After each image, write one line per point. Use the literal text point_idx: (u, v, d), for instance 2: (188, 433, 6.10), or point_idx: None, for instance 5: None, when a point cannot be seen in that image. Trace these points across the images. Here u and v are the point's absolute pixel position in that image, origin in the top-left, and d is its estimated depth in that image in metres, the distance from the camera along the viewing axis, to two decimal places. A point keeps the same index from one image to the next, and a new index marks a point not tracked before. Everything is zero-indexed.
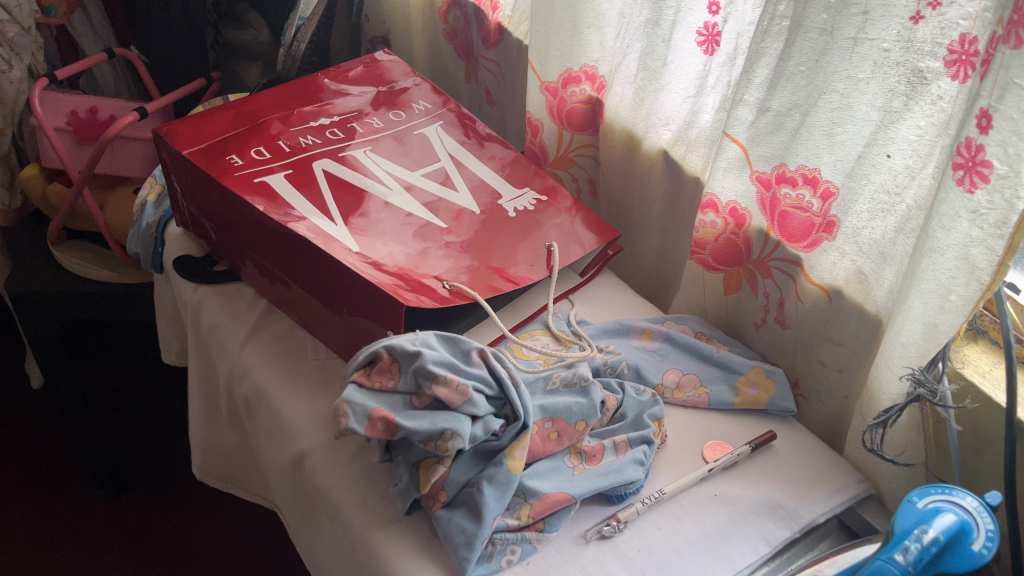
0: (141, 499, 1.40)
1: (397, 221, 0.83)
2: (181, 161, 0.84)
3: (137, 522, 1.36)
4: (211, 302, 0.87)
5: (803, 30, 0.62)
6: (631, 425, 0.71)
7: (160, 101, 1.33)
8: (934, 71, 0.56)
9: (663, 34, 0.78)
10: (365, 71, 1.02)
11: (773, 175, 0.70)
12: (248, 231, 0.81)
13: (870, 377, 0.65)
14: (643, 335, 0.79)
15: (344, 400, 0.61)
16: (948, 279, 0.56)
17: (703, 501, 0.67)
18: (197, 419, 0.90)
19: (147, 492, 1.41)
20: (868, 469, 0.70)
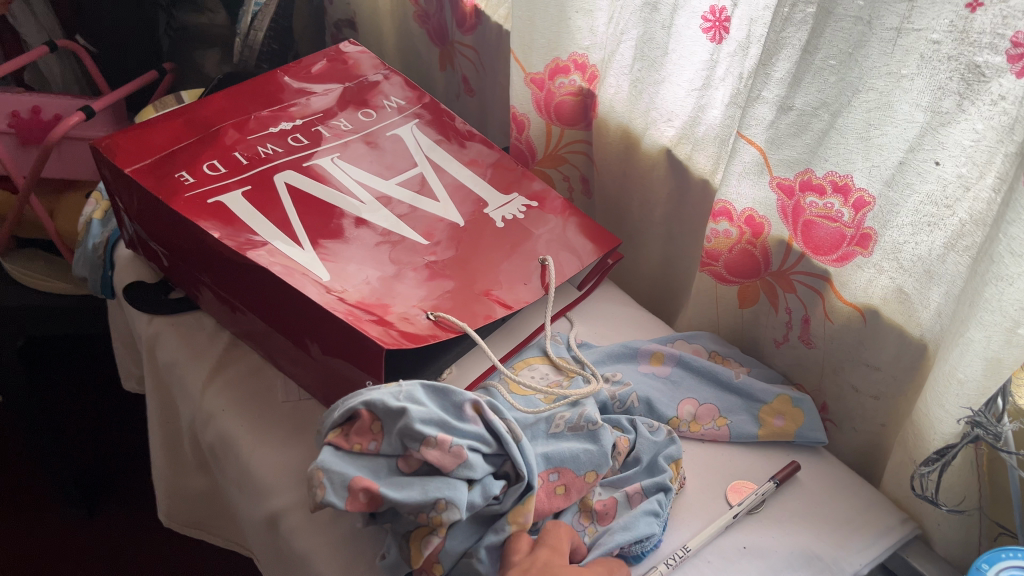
0: (116, 520, 1.31)
1: (373, 240, 0.74)
2: (124, 180, 0.75)
3: (114, 542, 1.28)
4: (168, 336, 0.78)
5: (833, 19, 0.54)
6: (646, 471, 0.63)
7: (111, 98, 1.22)
8: (994, 66, 0.48)
9: (664, 20, 0.69)
10: (329, 65, 0.92)
11: (797, 182, 0.62)
12: (204, 259, 0.72)
13: (915, 411, 0.57)
14: (653, 358, 0.72)
15: (320, 468, 0.52)
16: (1017, 310, 0.48)
17: (731, 555, 0.59)
18: (159, 463, 0.81)
19: (122, 510, 1.33)
20: (912, 507, 0.63)
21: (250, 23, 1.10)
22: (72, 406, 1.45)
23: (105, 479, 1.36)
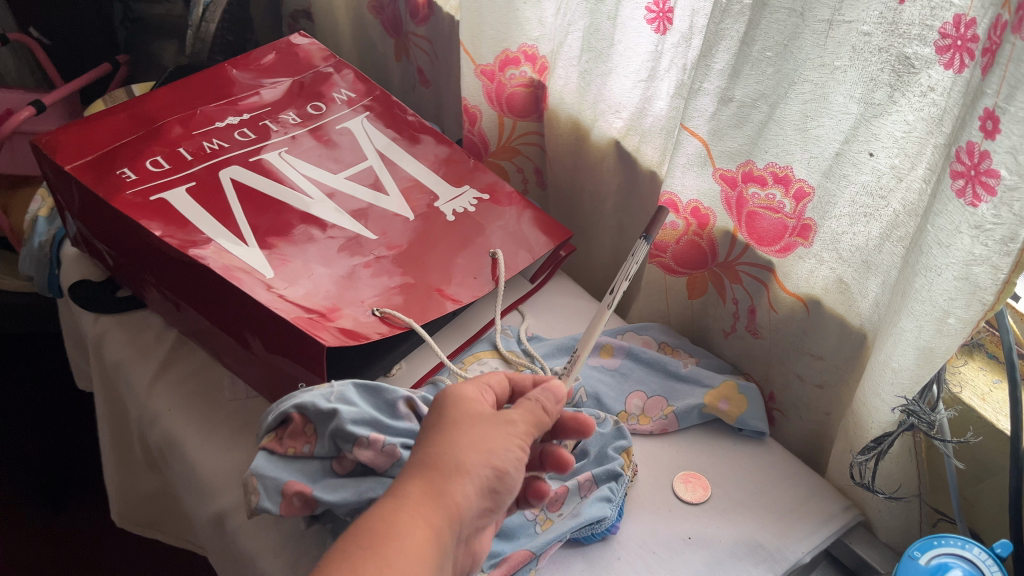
0: (83, 514, 1.26)
1: (319, 236, 0.73)
2: (65, 178, 0.73)
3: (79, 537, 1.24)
4: (114, 336, 0.77)
5: (768, 11, 0.54)
6: (595, 463, 0.64)
7: (60, 91, 1.23)
8: (924, 58, 0.48)
9: (609, 11, 0.69)
10: (278, 58, 0.91)
11: (739, 173, 0.62)
12: (147, 258, 0.71)
13: (855, 400, 0.58)
14: (602, 351, 0.72)
15: (253, 475, 0.52)
16: (946, 301, 0.48)
17: (676, 546, 0.60)
18: (108, 464, 0.81)
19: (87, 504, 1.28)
20: (855, 494, 0.64)
21: (202, 15, 1.08)
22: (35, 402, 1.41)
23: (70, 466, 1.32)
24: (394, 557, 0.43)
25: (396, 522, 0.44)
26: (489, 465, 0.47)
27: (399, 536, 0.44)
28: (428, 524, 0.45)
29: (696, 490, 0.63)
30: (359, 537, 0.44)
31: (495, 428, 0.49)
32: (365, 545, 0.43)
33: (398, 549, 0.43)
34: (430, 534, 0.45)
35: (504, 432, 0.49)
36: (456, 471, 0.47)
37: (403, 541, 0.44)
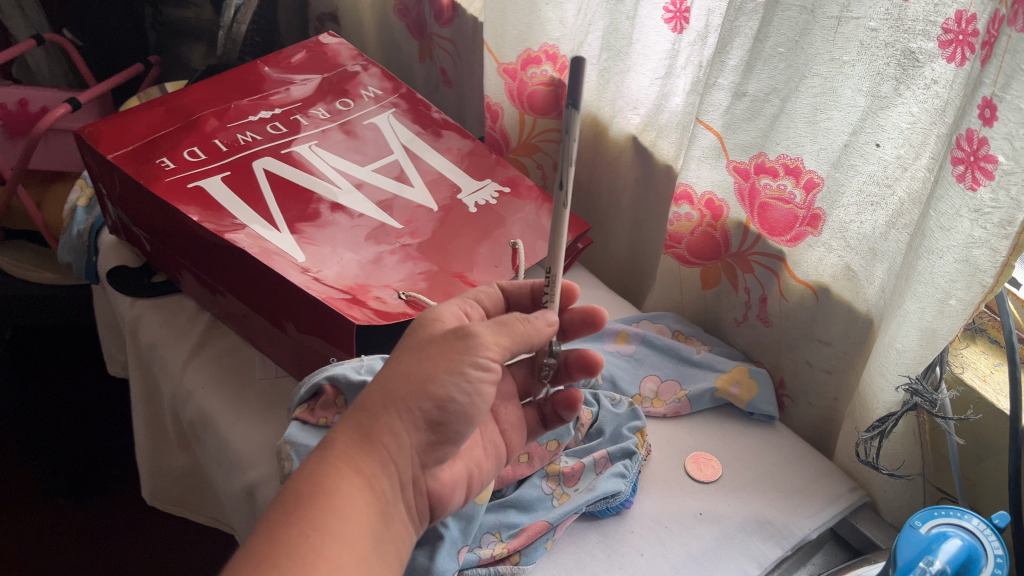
0: (105, 504, 1.33)
1: (347, 224, 0.76)
2: (107, 167, 0.77)
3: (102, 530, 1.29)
4: (149, 319, 0.80)
5: (780, 8, 0.56)
6: (609, 441, 0.66)
7: (94, 90, 1.25)
8: (927, 52, 0.51)
9: (628, 11, 0.72)
10: (308, 56, 0.94)
11: (752, 165, 0.65)
12: (184, 242, 0.75)
13: (861, 382, 0.60)
14: (617, 337, 0.74)
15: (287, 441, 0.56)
16: (948, 282, 0.51)
17: (688, 521, 0.63)
18: (141, 443, 0.85)
19: (109, 498, 1.33)
20: (861, 476, 0.66)
21: (234, 16, 1.10)
22: (60, 396, 1.46)
23: (92, 460, 1.37)
24: (325, 505, 0.45)
25: (328, 468, 0.47)
26: (421, 397, 0.48)
27: (329, 483, 0.46)
28: (358, 469, 0.47)
29: (708, 469, 0.66)
30: (292, 485, 0.46)
31: (439, 355, 0.49)
32: (297, 492, 0.46)
33: (329, 496, 0.46)
34: (359, 478, 0.47)
35: (446, 359, 0.49)
36: (386, 410, 0.48)
37: (334, 487, 0.46)
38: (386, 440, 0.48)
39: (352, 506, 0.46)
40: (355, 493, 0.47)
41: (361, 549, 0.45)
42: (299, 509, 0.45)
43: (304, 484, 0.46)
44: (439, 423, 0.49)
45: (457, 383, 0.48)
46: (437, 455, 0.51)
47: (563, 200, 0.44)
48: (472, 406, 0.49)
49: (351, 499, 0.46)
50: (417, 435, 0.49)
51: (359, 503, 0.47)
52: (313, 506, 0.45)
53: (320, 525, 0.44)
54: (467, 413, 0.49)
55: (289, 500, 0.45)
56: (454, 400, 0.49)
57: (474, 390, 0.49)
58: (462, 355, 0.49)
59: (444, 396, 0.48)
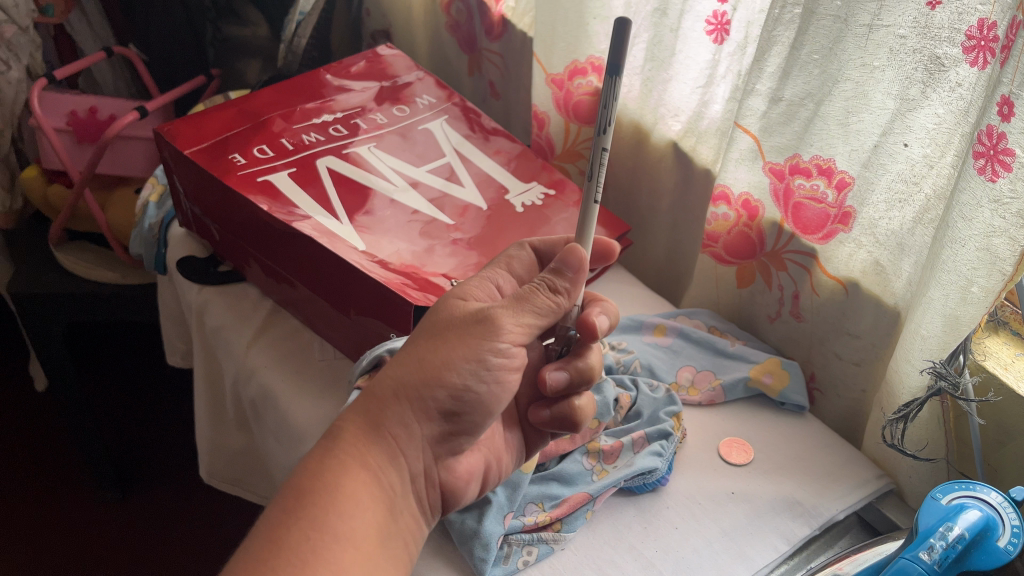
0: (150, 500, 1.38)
1: (403, 218, 0.82)
2: (183, 161, 0.83)
3: (144, 526, 1.34)
4: (216, 304, 0.86)
5: (815, 18, 0.61)
6: (647, 423, 0.70)
7: (162, 100, 1.25)
8: (953, 57, 0.55)
9: (672, 24, 0.76)
10: (367, 66, 1.00)
11: (787, 166, 0.69)
12: (252, 231, 0.80)
13: (888, 370, 0.64)
14: (656, 330, 0.79)
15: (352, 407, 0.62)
16: (969, 270, 0.54)
17: (721, 498, 0.66)
18: (202, 422, 0.90)
19: (152, 495, 1.39)
20: (888, 464, 0.69)
21: (295, 30, 1.17)
22: (112, 396, 1.53)
23: (138, 460, 1.43)
24: (329, 508, 0.49)
25: (333, 465, 0.51)
26: (435, 387, 0.53)
27: (333, 479, 0.51)
28: (365, 463, 0.52)
29: (740, 454, 0.70)
30: (297, 480, 0.50)
31: (458, 344, 0.54)
32: (300, 490, 0.50)
33: (331, 491, 0.50)
34: (364, 473, 0.52)
35: (464, 348, 0.53)
36: (397, 400, 0.54)
37: (337, 482, 0.51)
38: (397, 433, 0.54)
39: (353, 501, 0.51)
40: (358, 489, 0.51)
41: (362, 543, 0.50)
42: (301, 506, 0.49)
43: (307, 481, 0.50)
44: (454, 413, 0.55)
45: (473, 371, 0.54)
46: (452, 441, 0.57)
47: (594, 175, 0.52)
48: (489, 394, 0.55)
49: (354, 493, 0.51)
50: (430, 425, 0.55)
51: (360, 497, 0.51)
52: (316, 503, 0.49)
53: (322, 521, 0.49)
54: (484, 402, 0.55)
55: (292, 496, 0.50)
56: (473, 389, 0.54)
57: (492, 378, 0.54)
58: (481, 344, 0.54)
59: (459, 386, 0.54)
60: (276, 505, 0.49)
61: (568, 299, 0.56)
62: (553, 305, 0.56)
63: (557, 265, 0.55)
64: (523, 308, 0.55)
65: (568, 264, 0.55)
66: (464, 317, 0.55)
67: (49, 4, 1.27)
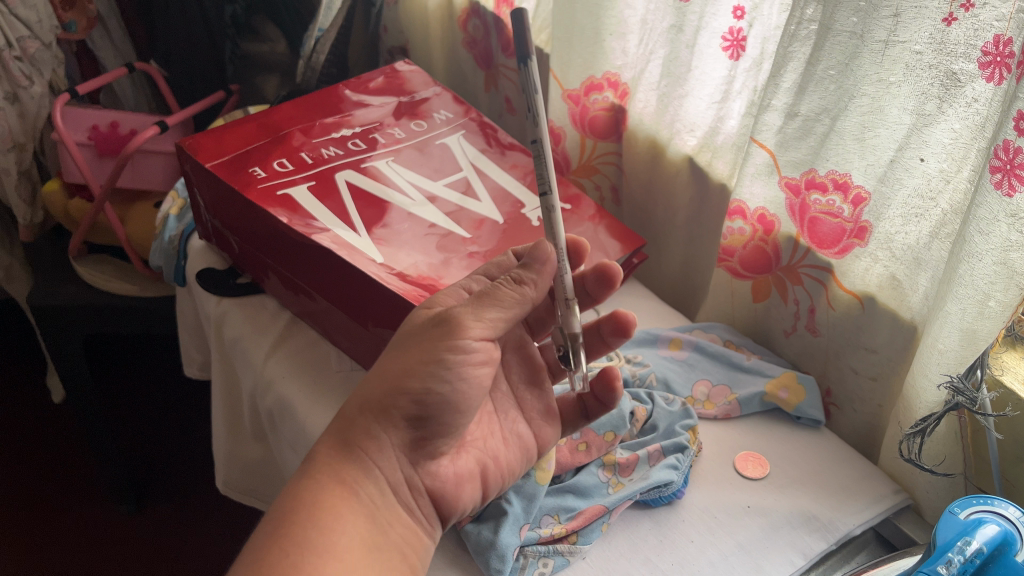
0: (165, 512, 1.39)
1: (420, 231, 0.82)
2: (203, 174, 0.84)
3: (159, 537, 1.35)
4: (234, 315, 0.87)
5: (831, 34, 0.61)
6: (663, 436, 0.70)
7: (182, 115, 1.25)
8: (969, 73, 0.55)
9: (687, 40, 0.77)
10: (385, 81, 1.02)
11: (803, 181, 0.69)
12: (272, 244, 0.81)
13: (905, 385, 0.64)
14: (671, 344, 0.79)
15: None
16: (987, 284, 0.55)
17: (737, 512, 0.66)
18: (220, 434, 0.91)
19: (167, 507, 1.40)
20: (905, 479, 0.69)
21: (314, 47, 1.18)
22: (129, 408, 1.54)
23: (154, 473, 1.44)
24: (307, 524, 0.50)
25: (309, 486, 0.53)
26: (398, 395, 0.53)
27: (309, 498, 0.52)
28: (340, 479, 0.53)
29: (755, 468, 0.70)
30: (276, 506, 0.52)
31: (418, 350, 0.54)
32: (279, 515, 0.51)
33: (309, 511, 0.51)
34: (340, 488, 0.53)
35: (423, 350, 0.54)
36: (363, 414, 0.55)
37: (315, 502, 0.52)
38: (366, 445, 0.54)
39: (333, 517, 0.51)
40: (337, 504, 0.52)
41: (345, 555, 0.50)
42: (280, 529, 0.50)
43: (285, 505, 0.52)
44: (420, 418, 0.55)
45: (434, 373, 0.53)
46: (426, 446, 0.56)
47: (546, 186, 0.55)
48: (455, 393, 0.54)
49: (332, 509, 0.52)
50: (397, 432, 0.55)
51: (340, 512, 0.52)
52: (294, 524, 0.50)
53: (301, 539, 0.49)
54: (450, 402, 0.54)
55: (271, 522, 0.51)
56: (436, 392, 0.53)
57: (452, 375, 0.54)
58: (438, 343, 0.54)
59: (420, 390, 0.53)
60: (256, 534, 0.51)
61: (535, 290, 0.57)
62: (519, 297, 0.56)
63: (526, 260, 0.56)
64: (487, 304, 0.55)
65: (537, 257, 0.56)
66: (422, 325, 0.56)
67: (71, 19, 1.28)
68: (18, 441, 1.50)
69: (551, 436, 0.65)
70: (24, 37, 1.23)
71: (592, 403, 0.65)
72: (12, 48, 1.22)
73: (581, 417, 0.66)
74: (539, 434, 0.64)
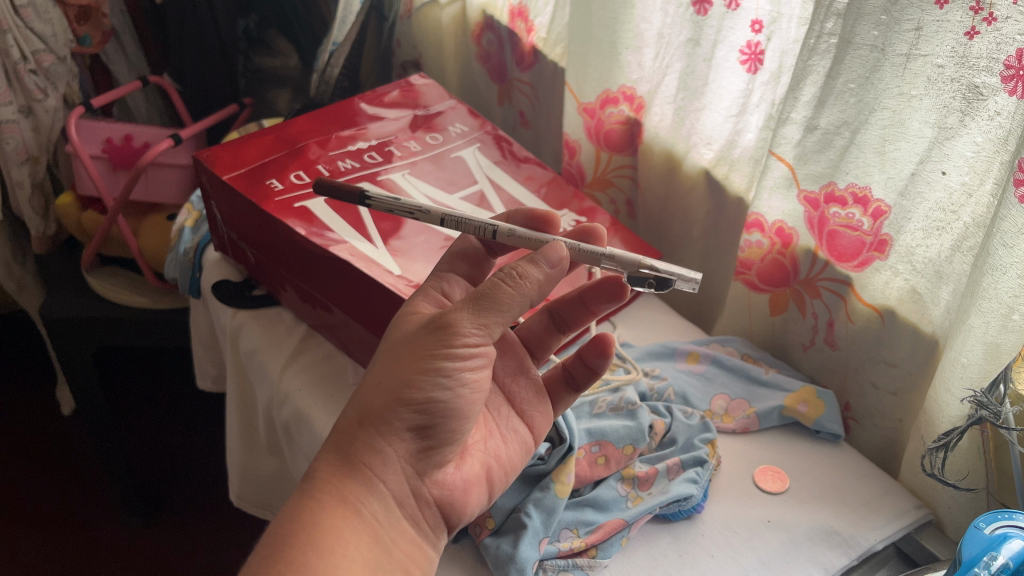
0: (174, 526, 1.38)
1: (435, 244, 0.82)
2: (221, 186, 0.84)
3: (169, 550, 1.35)
4: (250, 328, 0.87)
5: (852, 47, 0.61)
6: (682, 450, 0.70)
7: (196, 127, 1.25)
8: (991, 86, 0.55)
9: (705, 53, 0.77)
10: (401, 94, 1.02)
11: (822, 194, 0.69)
12: (290, 256, 0.82)
13: (927, 399, 0.65)
14: (689, 357, 0.79)
15: None
16: (1011, 297, 0.55)
17: (757, 527, 0.66)
18: (235, 446, 0.91)
19: (176, 522, 1.39)
20: (926, 495, 0.69)
21: (328, 60, 1.19)
22: (140, 422, 1.54)
23: (164, 486, 1.44)
24: (306, 545, 0.49)
25: (308, 504, 0.52)
26: (399, 406, 0.53)
27: (310, 520, 0.51)
28: (342, 497, 0.52)
29: (774, 482, 0.69)
30: (276, 529, 0.51)
31: (412, 359, 0.53)
32: (280, 538, 0.50)
33: (309, 533, 0.50)
34: (342, 508, 0.52)
35: (419, 361, 0.53)
36: (363, 429, 0.54)
37: (315, 523, 0.51)
38: (370, 460, 0.53)
39: (334, 538, 0.50)
40: (338, 524, 0.51)
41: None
42: (280, 553, 0.49)
43: (284, 528, 0.51)
44: (423, 427, 0.54)
45: (433, 381, 0.53)
46: (433, 456, 0.56)
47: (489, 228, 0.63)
48: (455, 400, 0.54)
49: (333, 530, 0.51)
50: (403, 443, 0.54)
51: (342, 534, 0.51)
52: (293, 547, 0.49)
53: (300, 564, 0.48)
54: (454, 408, 0.54)
55: (270, 546, 0.50)
56: (438, 399, 0.53)
57: (455, 384, 0.53)
58: (433, 350, 0.53)
59: (421, 399, 0.53)
60: (253, 558, 0.50)
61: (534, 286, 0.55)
62: (518, 293, 0.54)
63: (534, 256, 0.55)
64: (485, 309, 0.53)
65: (549, 259, 0.56)
66: (418, 330, 0.55)
67: (86, 34, 1.28)
68: (28, 454, 1.50)
69: (544, 424, 0.65)
70: (40, 51, 1.24)
71: (578, 370, 0.65)
72: (27, 61, 1.23)
73: (568, 389, 0.66)
74: (534, 425, 0.64)
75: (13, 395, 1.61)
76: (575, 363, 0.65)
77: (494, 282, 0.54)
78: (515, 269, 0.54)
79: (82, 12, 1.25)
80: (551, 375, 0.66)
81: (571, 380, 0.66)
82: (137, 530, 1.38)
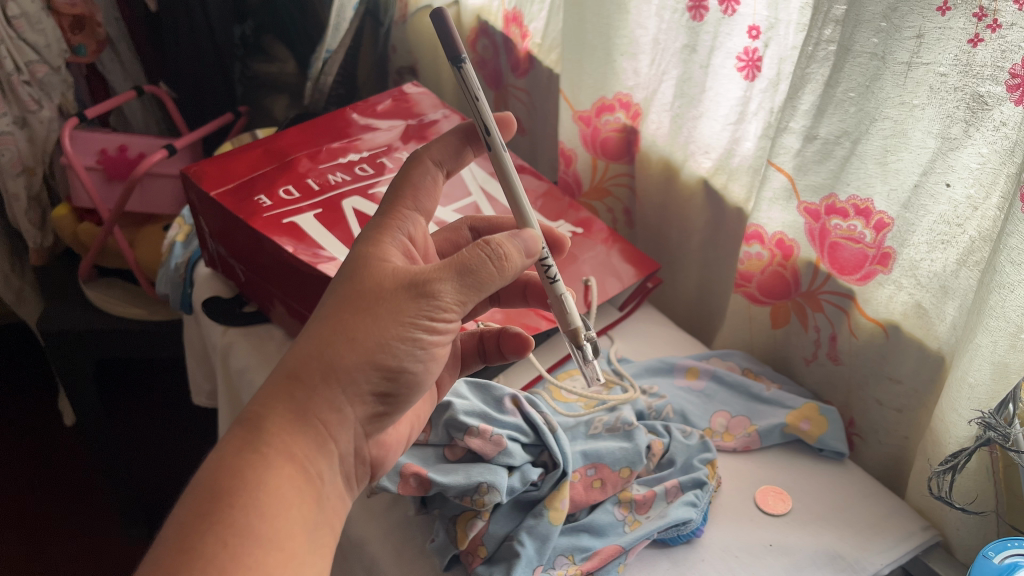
0: None
1: None
2: (209, 203, 0.83)
3: None
4: (240, 345, 0.86)
5: (851, 55, 0.59)
6: (680, 471, 0.68)
7: (190, 137, 1.23)
8: (996, 96, 0.52)
9: (702, 60, 0.75)
10: (393, 104, 1.00)
11: (823, 206, 0.67)
12: (279, 273, 0.80)
13: (934, 418, 0.62)
14: (688, 373, 0.77)
15: (421, 476, 0.61)
16: (1020, 316, 0.53)
17: (759, 551, 0.64)
18: None
19: None
20: (935, 515, 0.67)
21: (321, 68, 1.17)
22: (141, 433, 1.51)
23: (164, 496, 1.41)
24: (245, 503, 0.44)
25: (252, 458, 0.46)
26: (372, 371, 0.49)
27: (253, 475, 0.45)
28: (290, 456, 0.47)
29: (777, 503, 0.67)
30: (210, 478, 0.45)
31: (393, 324, 0.49)
32: (213, 491, 0.44)
33: (251, 491, 0.45)
34: (289, 467, 0.47)
35: (400, 328, 0.49)
36: (328, 383, 0.48)
37: (259, 481, 0.45)
38: (326, 418, 0.49)
39: (277, 499, 0.45)
40: (283, 484, 0.46)
41: (287, 544, 0.45)
42: (217, 509, 0.44)
43: (222, 481, 0.45)
44: (387, 395, 0.51)
45: (410, 352, 0.49)
46: (384, 421, 0.53)
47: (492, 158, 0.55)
48: (425, 372, 0.51)
49: (276, 490, 0.46)
50: (364, 407, 0.50)
51: (286, 497, 0.46)
52: (233, 506, 0.44)
53: (240, 525, 0.43)
54: (421, 380, 0.52)
55: (204, 500, 0.44)
56: (409, 369, 0.50)
57: (428, 356, 0.51)
58: (415, 317, 0.49)
59: (394, 366, 0.49)
60: (182, 508, 0.44)
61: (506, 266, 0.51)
62: (501, 277, 0.51)
63: (507, 249, 0.51)
64: (469, 285, 0.50)
65: (528, 247, 0.53)
66: (396, 285, 0.50)
67: (80, 43, 1.26)
68: (30, 469, 1.49)
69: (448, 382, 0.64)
70: (33, 62, 1.22)
71: (492, 345, 0.64)
72: (20, 72, 1.21)
73: (477, 358, 0.64)
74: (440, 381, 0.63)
75: (15, 409, 1.59)
76: (493, 339, 0.64)
77: (482, 257, 0.50)
78: (501, 249, 0.51)
79: (76, 21, 1.24)
80: (466, 340, 0.65)
81: (483, 352, 0.64)
82: (141, 540, 1.35)
